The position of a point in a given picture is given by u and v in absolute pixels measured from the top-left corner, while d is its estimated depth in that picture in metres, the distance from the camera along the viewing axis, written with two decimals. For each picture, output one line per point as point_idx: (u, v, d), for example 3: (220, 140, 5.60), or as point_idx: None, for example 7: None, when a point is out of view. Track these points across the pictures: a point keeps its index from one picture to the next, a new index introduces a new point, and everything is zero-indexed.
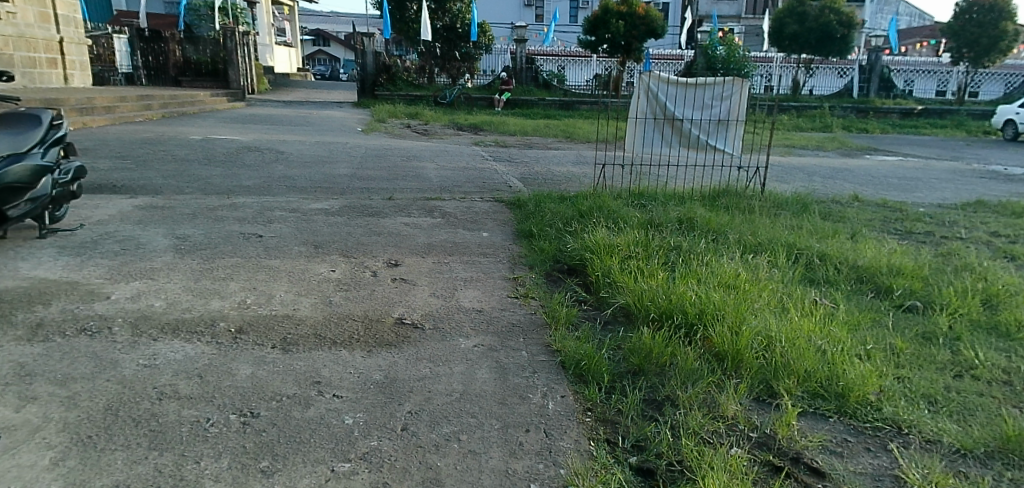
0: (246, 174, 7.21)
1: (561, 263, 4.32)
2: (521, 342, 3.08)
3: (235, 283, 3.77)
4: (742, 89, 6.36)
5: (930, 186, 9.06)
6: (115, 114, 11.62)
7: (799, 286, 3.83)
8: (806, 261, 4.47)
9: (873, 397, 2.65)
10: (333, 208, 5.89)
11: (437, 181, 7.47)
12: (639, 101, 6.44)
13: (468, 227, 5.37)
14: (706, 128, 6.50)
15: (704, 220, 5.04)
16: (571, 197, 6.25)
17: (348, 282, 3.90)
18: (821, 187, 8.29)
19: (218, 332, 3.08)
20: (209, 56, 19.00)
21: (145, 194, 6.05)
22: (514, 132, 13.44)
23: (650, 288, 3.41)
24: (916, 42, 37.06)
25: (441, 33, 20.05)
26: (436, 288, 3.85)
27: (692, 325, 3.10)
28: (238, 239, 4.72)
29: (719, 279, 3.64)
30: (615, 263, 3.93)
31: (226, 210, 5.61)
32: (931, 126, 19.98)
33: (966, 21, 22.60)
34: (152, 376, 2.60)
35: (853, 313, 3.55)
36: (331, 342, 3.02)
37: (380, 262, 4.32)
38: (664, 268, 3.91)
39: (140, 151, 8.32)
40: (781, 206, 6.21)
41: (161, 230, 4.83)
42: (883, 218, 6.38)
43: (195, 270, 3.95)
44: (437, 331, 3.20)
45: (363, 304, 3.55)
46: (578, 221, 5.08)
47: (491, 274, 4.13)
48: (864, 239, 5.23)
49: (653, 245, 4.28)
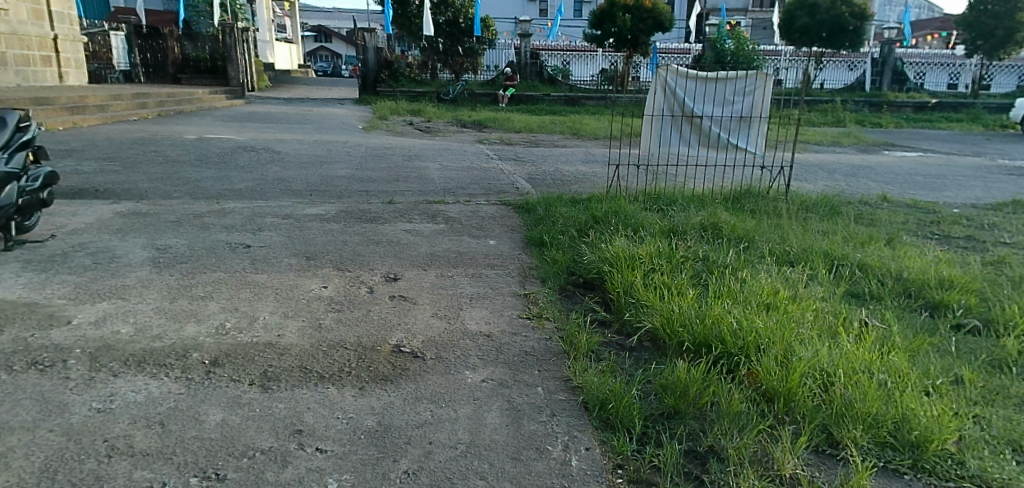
0: (238, 177, 6.84)
1: (576, 276, 3.93)
2: (535, 375, 2.68)
3: (215, 303, 3.38)
4: (766, 83, 5.95)
5: (958, 184, 8.63)
6: (108, 113, 11.27)
7: (843, 303, 3.44)
8: (847, 272, 4.07)
9: (953, 446, 2.26)
10: (329, 214, 5.50)
11: (439, 182, 7.07)
12: (656, 97, 6.00)
13: (474, 235, 4.97)
14: (726, 125, 6.08)
15: (729, 226, 4.65)
16: (583, 199, 5.86)
17: (341, 302, 3.50)
18: (847, 186, 7.85)
19: (189, 364, 2.69)
20: (208, 53, 18.65)
21: (129, 199, 5.68)
22: (520, 128, 13.07)
23: (681, 310, 3.02)
24: (926, 35, 36.55)
25: (444, 28, 19.67)
26: (438, 307, 3.46)
27: (731, 354, 2.71)
28: (223, 250, 4.34)
29: (758, 297, 3.24)
30: (638, 278, 3.53)
31: (213, 216, 5.23)
32: (946, 120, 19.49)
33: (982, 12, 22.13)
34: (105, 424, 2.21)
35: (909, 336, 3.15)
36: (319, 377, 2.62)
37: (377, 277, 3.93)
38: (692, 284, 3.52)
39: (128, 152, 7.95)
40: (809, 209, 5.82)
41: (140, 240, 4.45)
42: (917, 221, 5.98)
43: (171, 288, 3.56)
44: (442, 361, 2.81)
45: (357, 328, 3.15)
46: (593, 229, 4.69)
47: (499, 290, 3.73)
48: (904, 246, 4.84)
49: (678, 256, 3.88)
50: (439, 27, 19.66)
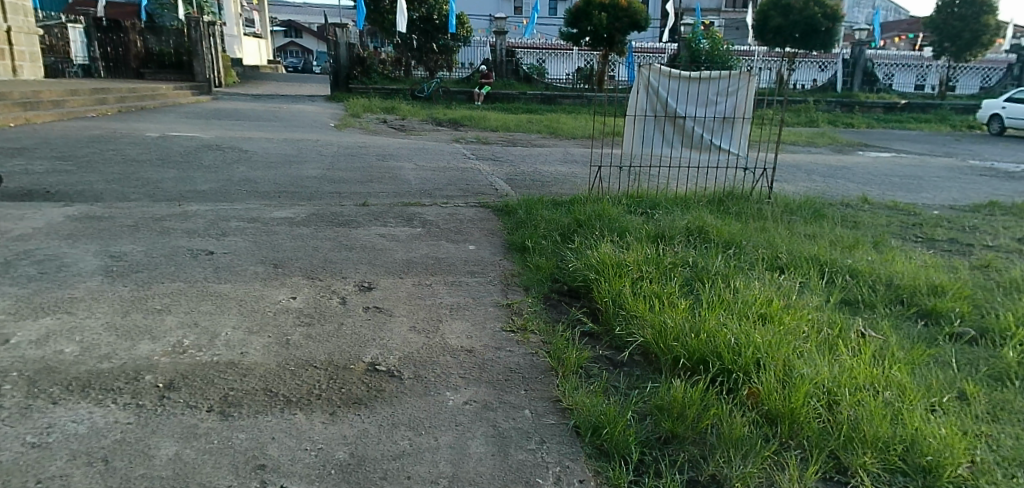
0: (202, 177, 6.53)
1: (560, 283, 3.77)
2: (522, 396, 2.49)
3: (172, 317, 3.12)
4: (750, 83, 5.83)
5: (934, 185, 8.66)
6: (65, 110, 10.81)
7: (837, 312, 3.31)
8: (837, 278, 3.94)
9: (966, 472, 2.11)
10: (299, 217, 5.24)
11: (415, 183, 6.84)
12: (639, 97, 5.85)
13: (453, 239, 4.76)
14: (709, 126, 5.96)
15: (716, 230, 4.52)
16: (565, 202, 5.69)
17: (311, 314, 3.27)
18: (828, 188, 7.80)
19: (141, 387, 2.44)
20: (172, 47, 18.05)
21: (82, 201, 5.36)
22: (497, 127, 12.88)
23: (674, 322, 2.86)
24: (895, 36, 37.24)
25: (418, 24, 19.42)
26: (417, 320, 3.24)
27: (728, 369, 2.55)
28: (183, 257, 4.06)
29: (752, 307, 3.10)
30: (626, 287, 3.37)
31: (174, 220, 4.94)
32: (916, 120, 19.78)
33: (949, 15, 22.56)
34: (39, 462, 1.97)
35: (908, 348, 3.02)
36: (286, 401, 2.40)
37: (350, 286, 3.70)
38: (683, 293, 3.37)
39: (84, 150, 7.57)
40: (791, 212, 5.72)
41: (92, 246, 4.16)
42: (900, 223, 5.90)
43: (124, 300, 3.28)
44: (421, 381, 2.60)
45: (328, 344, 2.92)
46: (577, 234, 4.52)
47: (480, 300, 3.54)
48: (890, 250, 4.75)
49: (666, 263, 3.73)
50: (413, 23, 19.41)
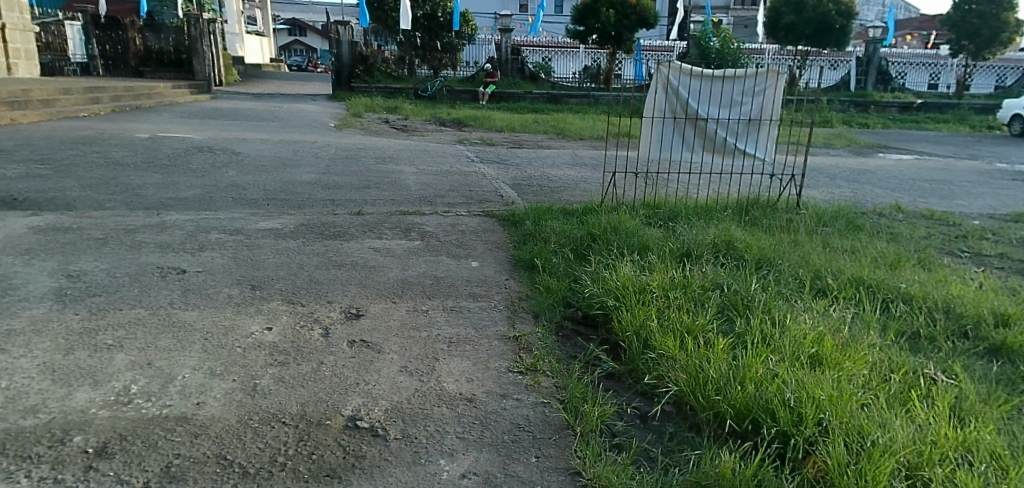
0: (187, 182, 6.10)
1: (575, 311, 3.33)
2: (532, 466, 2.04)
3: (122, 355, 2.66)
4: (778, 82, 5.37)
5: (967, 191, 8.15)
6: (54, 109, 10.41)
7: (895, 349, 2.83)
8: (886, 304, 3.46)
9: None
10: (286, 228, 4.80)
11: (416, 189, 6.41)
12: (657, 97, 5.38)
13: (453, 254, 4.30)
14: (733, 129, 5.49)
15: (746, 247, 4.06)
16: (576, 211, 5.25)
17: (286, 350, 2.80)
18: (855, 194, 7.33)
19: (67, 454, 2.01)
20: (172, 45, 17.69)
21: (52, 210, 4.92)
22: (502, 128, 12.40)
23: (716, 368, 2.41)
24: (906, 35, 36.59)
25: (422, 23, 18.98)
26: (409, 358, 2.77)
27: (786, 433, 2.09)
28: (150, 277, 3.61)
29: (802, 347, 2.63)
30: (653, 318, 2.92)
31: (148, 232, 4.50)
32: (931, 121, 19.18)
33: (966, 12, 22.01)
34: None
35: (987, 396, 2.53)
36: (240, 475, 1.96)
37: (336, 312, 3.25)
38: (718, 324, 2.91)
39: (66, 153, 7.16)
40: (824, 223, 5.24)
41: (49, 264, 3.72)
42: (940, 236, 5.40)
43: (70, 334, 2.83)
44: (409, 445, 2.14)
45: (302, 391, 2.46)
46: (592, 250, 4.08)
47: (483, 332, 3.06)
48: (939, 269, 4.25)
49: (695, 287, 3.27)
50: (417, 21, 19.04)
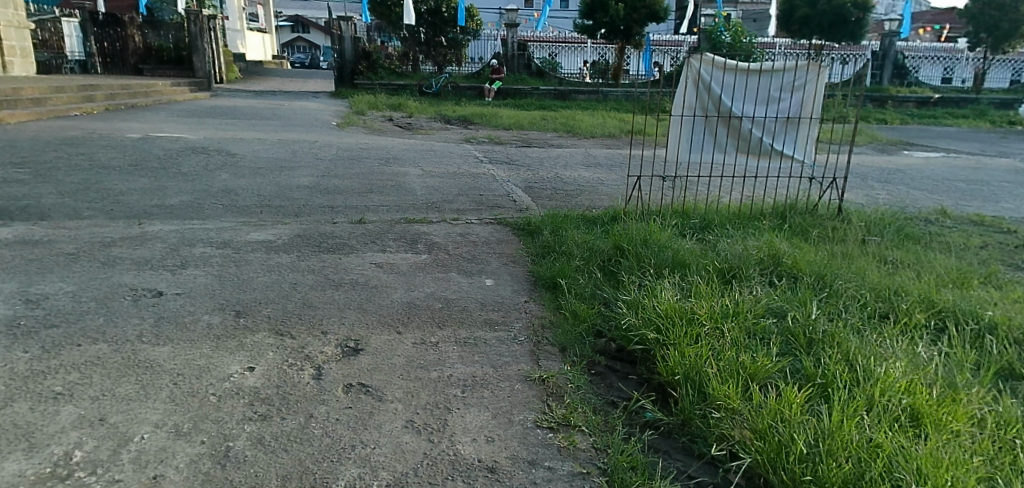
0: (175, 187, 5.65)
1: (609, 344, 2.87)
2: None
3: (70, 408, 2.21)
4: (819, 76, 4.86)
5: (1008, 193, 7.59)
6: (44, 107, 10.01)
7: (997, 397, 2.34)
8: (965, 333, 2.98)
9: None
10: (280, 239, 4.34)
11: (422, 193, 5.95)
12: (686, 92, 4.91)
13: (464, 270, 3.83)
14: (770, 128, 4.97)
15: (795, 264, 3.59)
16: (598, 218, 4.78)
17: (269, 398, 2.34)
18: (892, 197, 6.82)
19: None
20: (172, 42, 17.31)
21: (24, 220, 4.48)
22: (509, 125, 11.95)
23: (796, 432, 1.95)
24: (919, 27, 35.89)
25: (425, 17, 18.35)
26: (416, 409, 2.30)
27: None
28: (120, 302, 3.15)
29: (891, 397, 2.17)
30: (707, 357, 2.45)
31: (127, 245, 4.05)
32: (950, 116, 18.60)
33: (986, 4, 20.89)
34: None
35: None
36: None
37: (331, 347, 2.79)
38: (782, 365, 2.45)
39: (51, 155, 6.74)
40: (872, 231, 4.74)
41: (8, 286, 3.28)
42: (999, 245, 4.88)
43: (13, 378, 2.38)
44: None
45: (285, 457, 2.01)
46: (622, 267, 3.63)
47: (503, 372, 2.59)
48: (1012, 287, 3.74)
49: (749, 316, 2.81)
50: (421, 16, 18.37)
